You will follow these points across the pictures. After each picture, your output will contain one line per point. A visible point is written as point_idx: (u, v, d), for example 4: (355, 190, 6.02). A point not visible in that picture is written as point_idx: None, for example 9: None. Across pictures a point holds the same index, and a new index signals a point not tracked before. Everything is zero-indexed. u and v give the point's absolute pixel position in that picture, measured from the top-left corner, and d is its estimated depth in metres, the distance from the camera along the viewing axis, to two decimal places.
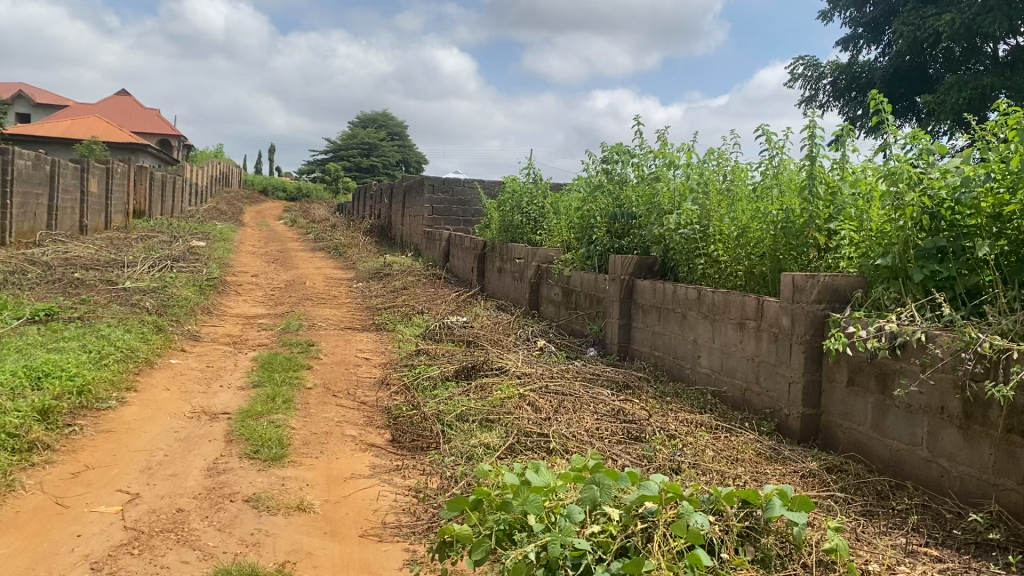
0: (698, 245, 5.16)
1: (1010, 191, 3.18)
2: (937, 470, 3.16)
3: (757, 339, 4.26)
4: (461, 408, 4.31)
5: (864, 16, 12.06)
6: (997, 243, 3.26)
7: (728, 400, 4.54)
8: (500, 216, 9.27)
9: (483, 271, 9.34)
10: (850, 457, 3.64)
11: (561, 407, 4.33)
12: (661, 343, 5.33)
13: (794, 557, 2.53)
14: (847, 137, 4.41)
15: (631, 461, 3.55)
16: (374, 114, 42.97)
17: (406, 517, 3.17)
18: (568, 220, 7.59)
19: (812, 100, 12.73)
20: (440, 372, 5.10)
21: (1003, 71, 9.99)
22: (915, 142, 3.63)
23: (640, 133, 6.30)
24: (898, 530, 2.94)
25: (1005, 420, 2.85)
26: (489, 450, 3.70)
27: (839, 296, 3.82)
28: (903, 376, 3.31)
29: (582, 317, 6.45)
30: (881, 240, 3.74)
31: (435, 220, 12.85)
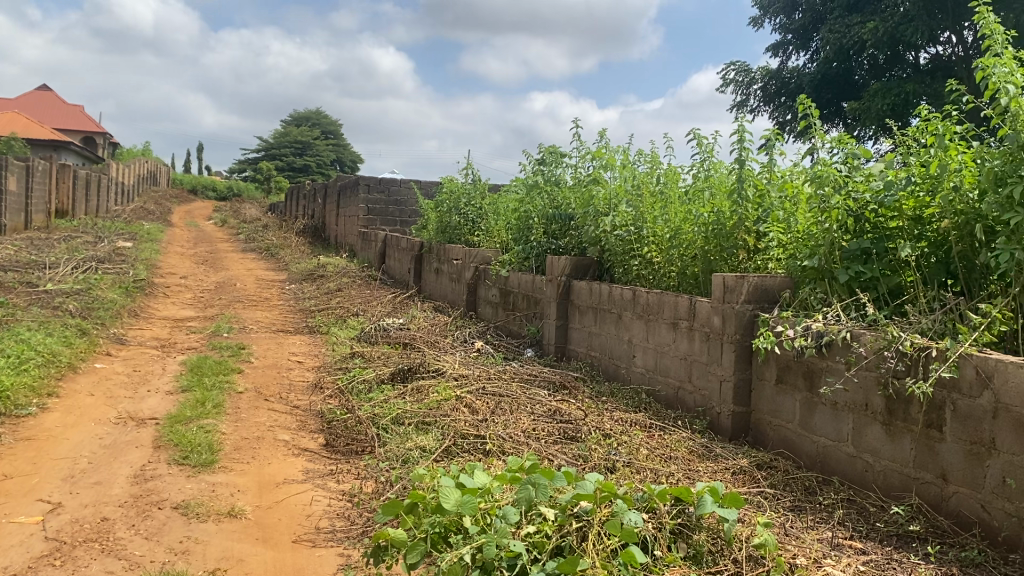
0: (632, 247, 5.23)
1: (930, 194, 3.29)
2: (861, 465, 3.26)
3: (690, 339, 4.33)
4: (397, 412, 4.27)
5: (793, 23, 12.35)
6: (918, 245, 3.40)
7: (662, 399, 4.60)
8: (437, 217, 9.24)
9: (419, 272, 9.29)
10: (779, 454, 3.73)
11: (498, 408, 4.33)
12: (597, 343, 5.38)
13: (725, 552, 2.57)
14: (775, 141, 4.51)
15: (567, 460, 3.56)
16: (308, 113, 42.48)
17: (341, 521, 3.13)
18: (505, 221, 7.59)
19: (743, 105, 12.99)
20: (375, 376, 5.05)
21: (923, 78, 10.36)
22: (841, 147, 3.73)
23: (577, 135, 6.34)
24: (824, 524, 3.01)
25: (924, 415, 2.96)
26: (425, 453, 3.68)
27: (767, 297, 3.91)
28: (829, 374, 3.40)
29: (520, 319, 6.46)
30: (808, 241, 3.84)
31: (371, 220, 12.72)
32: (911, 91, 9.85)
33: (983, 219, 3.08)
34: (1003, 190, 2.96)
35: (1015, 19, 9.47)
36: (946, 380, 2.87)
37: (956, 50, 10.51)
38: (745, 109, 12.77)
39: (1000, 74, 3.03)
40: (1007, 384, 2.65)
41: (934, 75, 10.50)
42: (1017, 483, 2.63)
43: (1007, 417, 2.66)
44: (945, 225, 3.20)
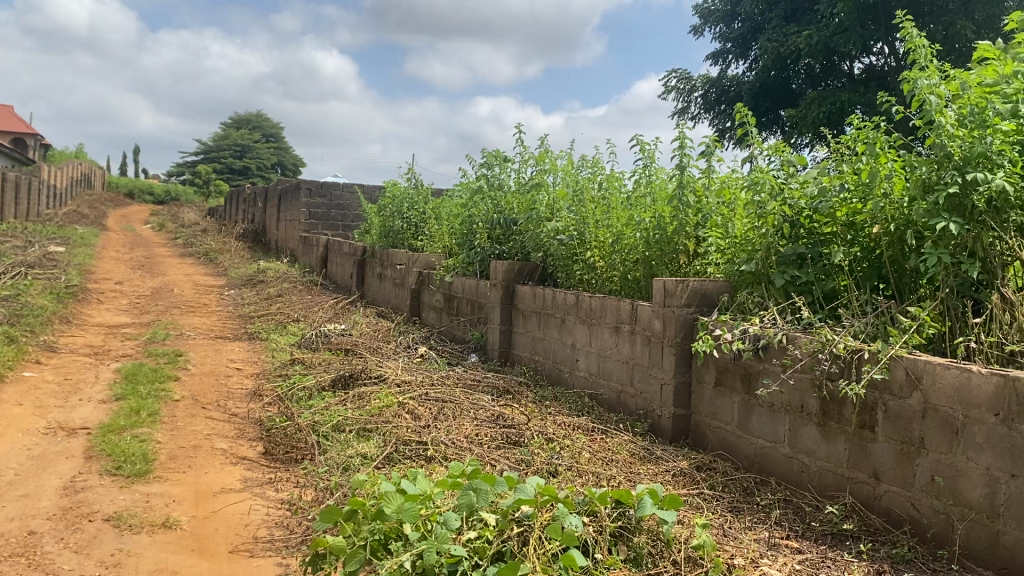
0: (575, 252, 5.25)
1: (862, 201, 3.38)
2: (797, 465, 3.32)
3: (632, 342, 4.37)
4: (338, 418, 4.22)
5: (733, 32, 12.59)
6: (852, 250, 3.48)
7: (604, 402, 4.64)
8: (380, 221, 9.18)
9: (362, 277, 9.22)
10: (718, 455, 3.78)
11: (441, 414, 4.32)
12: (540, 348, 5.39)
13: (665, 555, 2.58)
14: (714, 148, 4.59)
15: (509, 465, 3.56)
16: (249, 116, 41.90)
17: (279, 530, 3.08)
18: (449, 226, 7.56)
19: (684, 112, 13.18)
20: (316, 383, 4.99)
21: (857, 88, 10.63)
22: (777, 155, 3.81)
23: (521, 140, 6.35)
24: (762, 524, 3.06)
25: (857, 416, 3.04)
26: (366, 460, 3.64)
27: (706, 300, 3.96)
28: (766, 376, 3.47)
29: (464, 323, 6.45)
30: (746, 247, 3.91)
31: (313, 224, 12.60)
32: (846, 99, 10.12)
33: (911, 225, 3.17)
34: (930, 197, 3.05)
35: (942, 31, 9.80)
36: (878, 381, 2.94)
37: (889, 60, 10.82)
38: (686, 116, 12.95)
39: (925, 86, 3.14)
40: (936, 385, 2.73)
41: (867, 84, 10.79)
42: (946, 481, 2.71)
43: (936, 417, 2.74)
44: (876, 230, 3.29)
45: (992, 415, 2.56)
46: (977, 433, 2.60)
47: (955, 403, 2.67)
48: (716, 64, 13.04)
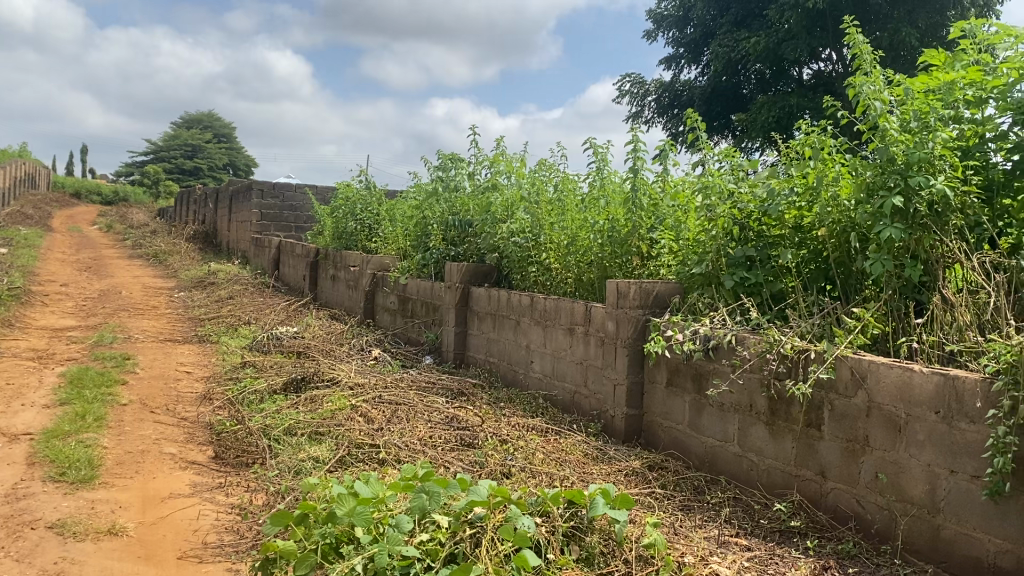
0: (530, 254, 5.28)
1: (809, 204, 3.45)
2: (747, 464, 3.38)
3: (586, 344, 4.40)
4: (290, 422, 4.18)
5: (685, 36, 12.74)
6: (799, 252, 3.55)
7: (558, 403, 4.66)
8: (333, 223, 9.12)
9: (315, 279, 9.14)
10: (670, 455, 3.83)
11: (394, 416, 4.30)
12: (495, 350, 5.40)
13: (616, 553, 2.60)
14: (668, 151, 4.64)
15: (463, 467, 3.55)
16: (201, 116, 41.29)
17: (229, 535, 3.04)
18: (404, 228, 7.53)
19: (638, 116, 13.29)
20: (267, 386, 4.93)
21: (806, 93, 10.83)
22: (728, 159, 3.87)
23: (476, 142, 6.36)
24: (712, 522, 3.10)
25: (804, 415, 3.10)
26: (318, 463, 3.61)
27: (659, 302, 4.00)
28: (716, 376, 3.52)
29: (418, 326, 6.43)
30: (697, 249, 3.97)
31: (265, 225, 12.47)
32: (795, 105, 10.30)
33: (856, 228, 3.24)
34: (873, 200, 3.12)
35: (888, 39, 10.04)
36: (824, 380, 3.00)
37: (836, 66, 11.04)
38: (639, 120, 13.06)
39: (870, 92, 3.20)
40: (879, 383, 2.80)
41: (816, 90, 10.99)
42: (889, 477, 2.78)
43: (880, 415, 2.80)
44: (823, 233, 3.36)
45: (932, 413, 2.63)
46: (919, 431, 2.67)
47: (898, 401, 2.74)
48: (669, 68, 13.17)
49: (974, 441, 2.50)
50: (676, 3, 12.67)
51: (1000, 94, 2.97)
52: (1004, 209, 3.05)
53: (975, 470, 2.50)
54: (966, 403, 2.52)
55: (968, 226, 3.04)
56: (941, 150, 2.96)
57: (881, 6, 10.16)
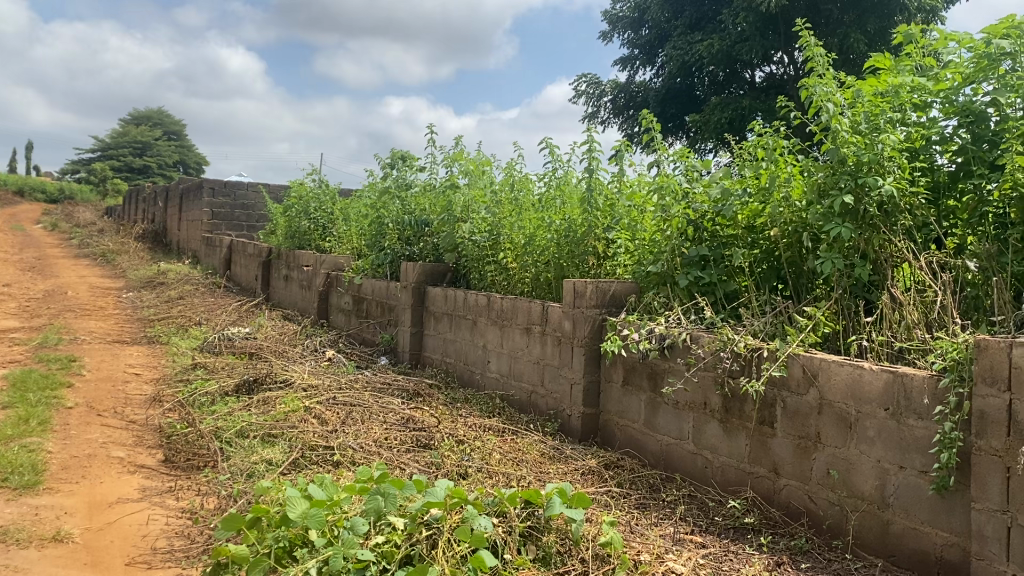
0: (487, 253, 5.27)
1: (762, 204, 3.49)
2: (701, 461, 3.41)
3: (542, 343, 4.40)
4: (242, 424, 4.11)
5: (640, 38, 12.82)
6: (752, 252, 3.60)
7: (515, 403, 4.66)
8: (286, 222, 9.00)
9: (267, 279, 9.01)
10: (626, 453, 3.85)
11: (349, 418, 4.25)
12: (451, 350, 5.38)
13: (573, 552, 2.60)
14: (624, 152, 4.67)
15: (419, 468, 3.52)
16: (150, 113, 40.52)
17: (179, 540, 2.97)
18: (359, 227, 7.45)
19: (594, 116, 13.33)
20: (219, 388, 4.84)
21: (759, 95, 10.97)
22: (682, 160, 3.90)
23: (433, 141, 6.33)
24: (667, 520, 3.12)
25: (758, 412, 3.13)
26: (271, 466, 3.55)
27: (614, 301, 4.02)
28: (671, 375, 3.55)
29: (374, 326, 6.38)
30: (652, 249, 3.99)
31: (216, 224, 12.26)
32: (748, 107, 10.43)
33: (808, 228, 3.29)
34: (824, 200, 3.18)
35: (838, 43, 10.24)
36: (777, 378, 3.04)
37: (788, 69, 11.21)
38: (595, 121, 13.10)
39: (822, 93, 3.25)
40: (830, 381, 2.84)
41: (768, 92, 11.13)
42: (840, 474, 2.82)
43: (831, 412, 2.85)
44: (776, 233, 3.40)
45: (882, 409, 2.67)
46: (869, 427, 2.72)
47: (849, 398, 2.78)
48: (624, 69, 13.23)
49: (922, 437, 2.55)
50: (631, 5, 12.74)
51: (945, 98, 3.05)
52: (949, 209, 3.12)
53: (923, 466, 2.55)
54: (914, 400, 2.57)
55: (916, 226, 3.10)
56: (890, 152, 3.01)
57: (831, 10, 10.34)
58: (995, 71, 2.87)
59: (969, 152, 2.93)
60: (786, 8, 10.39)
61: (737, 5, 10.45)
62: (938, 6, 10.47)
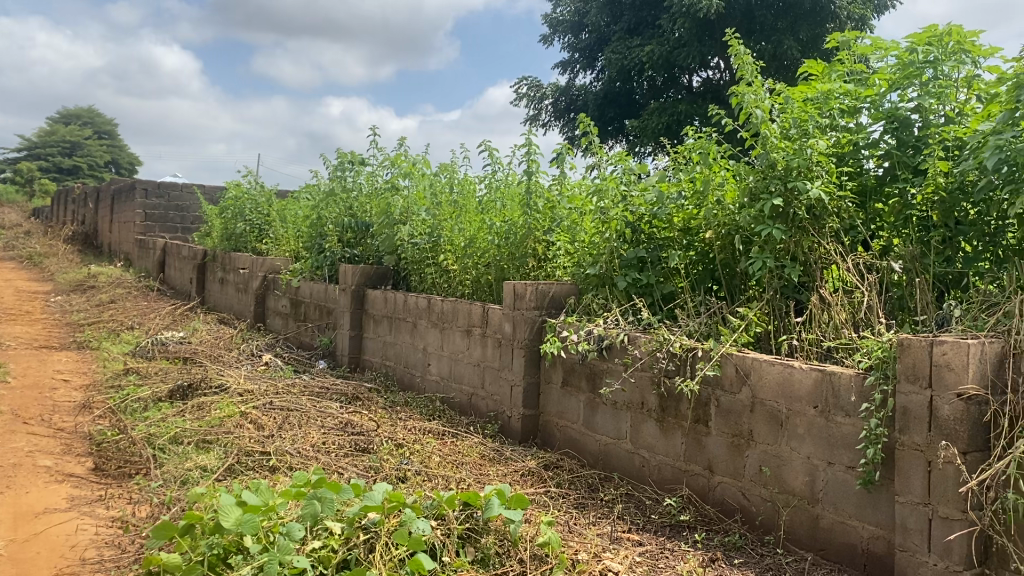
0: (427, 255, 5.25)
1: (696, 207, 3.56)
2: (639, 460, 3.46)
3: (483, 345, 4.41)
4: (175, 430, 4.03)
5: (580, 42, 12.90)
6: (688, 254, 3.66)
7: (455, 405, 4.66)
8: (221, 224, 8.84)
9: (202, 282, 8.84)
10: (565, 454, 3.88)
11: (286, 423, 4.20)
12: (391, 353, 5.35)
13: (511, 553, 2.61)
14: (564, 154, 4.70)
15: (357, 473, 3.49)
16: (80, 111, 39.39)
17: (109, 550, 2.89)
18: (297, 229, 7.35)
19: (535, 119, 13.38)
20: (152, 394, 4.73)
21: (696, 100, 11.14)
22: (621, 163, 3.94)
23: (376, 141, 6.29)
24: (605, 519, 3.15)
25: (693, 411, 3.19)
26: (205, 472, 3.49)
27: (554, 303, 4.05)
28: (609, 376, 3.59)
29: (312, 329, 6.31)
30: (592, 251, 4.03)
31: (149, 226, 11.99)
32: (685, 111, 10.60)
33: (740, 231, 3.37)
34: (756, 204, 3.26)
35: (771, 50, 10.48)
36: (711, 377, 3.11)
37: (723, 75, 11.42)
38: (536, 124, 13.16)
39: (753, 100, 3.33)
40: (762, 380, 2.91)
41: (705, 96, 11.30)
42: (772, 470, 2.89)
43: (763, 410, 2.92)
44: (710, 235, 3.47)
45: (811, 407, 2.75)
46: (799, 424, 2.79)
47: (780, 397, 2.85)
48: (565, 73, 13.30)
49: (849, 433, 2.63)
50: (571, 9, 12.83)
51: (871, 104, 3.16)
52: (876, 212, 3.21)
53: (850, 461, 2.63)
54: (841, 398, 2.65)
55: (843, 228, 3.20)
56: (818, 156, 3.11)
57: (765, 17, 10.56)
58: (918, 79, 2.99)
59: (894, 156, 3.05)
60: (721, 14, 10.59)
61: (675, 11, 10.62)
62: (866, 14, 10.78)
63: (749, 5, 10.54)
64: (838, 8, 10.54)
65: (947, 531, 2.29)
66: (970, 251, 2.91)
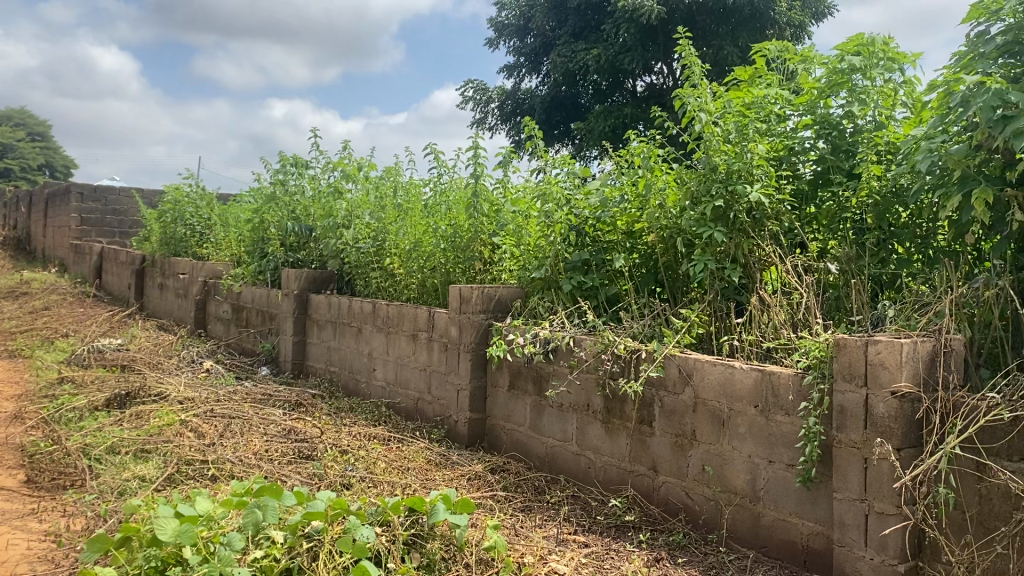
0: (372, 259, 5.21)
1: (639, 210, 3.60)
2: (585, 462, 3.47)
3: (429, 349, 4.40)
4: (112, 440, 3.93)
5: (525, 46, 12.94)
6: (631, 257, 3.70)
7: (401, 410, 4.63)
8: (160, 228, 8.65)
9: (141, 287, 8.65)
10: (512, 457, 3.88)
11: (227, 430, 4.13)
12: (335, 358, 5.30)
13: (457, 558, 2.60)
14: (509, 157, 4.71)
15: (301, 480, 3.44)
16: (12, 112, 38.25)
17: (42, 566, 2.80)
18: (238, 233, 7.23)
19: (481, 122, 13.36)
20: (87, 403, 4.60)
21: (639, 104, 11.25)
22: (565, 167, 3.96)
23: (319, 144, 6.22)
24: (551, 521, 3.16)
25: (637, 412, 3.22)
26: (144, 483, 3.41)
27: (500, 306, 4.05)
28: (555, 378, 3.61)
29: (254, 335, 6.22)
30: (537, 254, 4.04)
31: (85, 230, 11.67)
32: (629, 115, 10.71)
33: (682, 234, 3.41)
34: (698, 207, 3.31)
35: (713, 54, 10.62)
36: (655, 378, 3.14)
37: (666, 80, 11.56)
38: (482, 127, 13.16)
39: (695, 103, 3.38)
40: (704, 380, 2.95)
41: (648, 101, 11.41)
42: (714, 470, 2.93)
43: (705, 410, 2.96)
44: (653, 238, 3.51)
45: (752, 406, 2.79)
46: (740, 424, 2.84)
47: (721, 396, 2.90)
48: (510, 77, 13.32)
49: (789, 432, 2.68)
50: (516, 12, 12.87)
51: (803, 110, 3.27)
52: (811, 215, 3.29)
53: (790, 459, 2.68)
54: (781, 397, 2.70)
55: (782, 231, 3.26)
56: (758, 160, 3.17)
57: (706, 22, 10.70)
58: (846, 86, 3.10)
59: (829, 161, 3.14)
60: (664, 20, 10.74)
61: (619, 16, 10.71)
62: (804, 21, 11.03)
63: (691, 10, 10.68)
64: (777, 15, 10.76)
65: (883, 526, 2.35)
66: (903, 253, 2.99)
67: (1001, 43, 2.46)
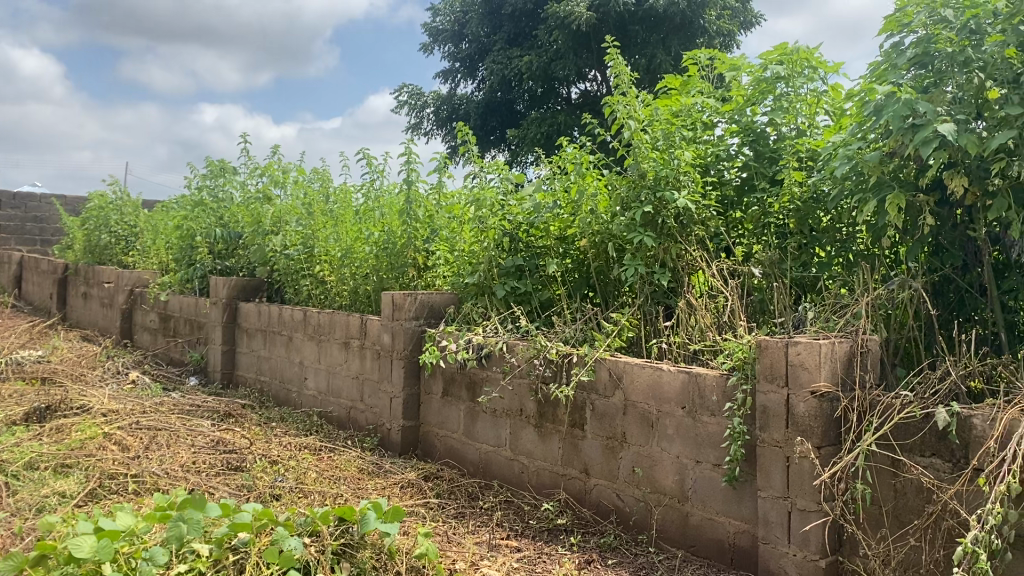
0: (302, 266, 5.14)
1: (571, 216, 3.63)
2: (518, 467, 3.49)
3: (361, 357, 4.36)
4: (30, 455, 3.79)
5: (461, 51, 12.85)
6: (563, 262, 3.73)
7: (333, 419, 4.58)
8: (82, 236, 8.40)
9: (64, 297, 8.41)
10: (445, 464, 3.88)
11: (153, 443, 4.03)
12: (265, 368, 5.23)
13: (388, 566, 2.58)
14: (442, 164, 4.71)
15: (230, 492, 3.38)
16: None
17: None
18: (165, 241, 7.07)
19: (417, 128, 13.33)
20: (4, 417, 4.43)
21: (573, 111, 11.34)
22: (498, 173, 3.97)
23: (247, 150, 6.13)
24: (484, 527, 3.17)
25: (569, 416, 3.25)
26: (64, 499, 3.30)
27: (434, 313, 4.05)
28: (488, 384, 3.62)
29: (181, 345, 6.09)
30: (470, 260, 4.03)
31: (3, 238, 11.26)
32: (562, 122, 10.80)
33: (613, 239, 3.46)
34: (628, 213, 3.35)
35: (646, 62, 10.76)
36: (586, 382, 3.17)
37: (600, 87, 11.69)
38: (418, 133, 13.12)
39: (625, 110, 3.42)
40: (633, 383, 3.00)
41: (583, 108, 11.51)
42: (644, 471, 2.98)
43: (635, 413, 3.00)
44: (585, 243, 3.55)
45: (680, 408, 2.84)
46: (668, 425, 2.88)
47: (650, 398, 2.94)
48: (446, 82, 13.30)
49: (715, 432, 2.73)
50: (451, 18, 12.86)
51: (729, 117, 3.35)
52: (737, 221, 3.36)
53: (716, 459, 2.74)
54: (707, 398, 2.75)
55: (708, 236, 3.33)
56: (685, 166, 3.24)
57: (637, 31, 10.86)
58: (771, 93, 3.21)
59: (753, 167, 3.25)
60: (597, 26, 10.84)
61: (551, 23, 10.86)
62: (734, 30, 11.26)
63: (623, 18, 10.82)
64: (706, 24, 11.00)
65: (805, 522, 2.41)
66: (824, 257, 3.08)
67: (912, 55, 2.54)
